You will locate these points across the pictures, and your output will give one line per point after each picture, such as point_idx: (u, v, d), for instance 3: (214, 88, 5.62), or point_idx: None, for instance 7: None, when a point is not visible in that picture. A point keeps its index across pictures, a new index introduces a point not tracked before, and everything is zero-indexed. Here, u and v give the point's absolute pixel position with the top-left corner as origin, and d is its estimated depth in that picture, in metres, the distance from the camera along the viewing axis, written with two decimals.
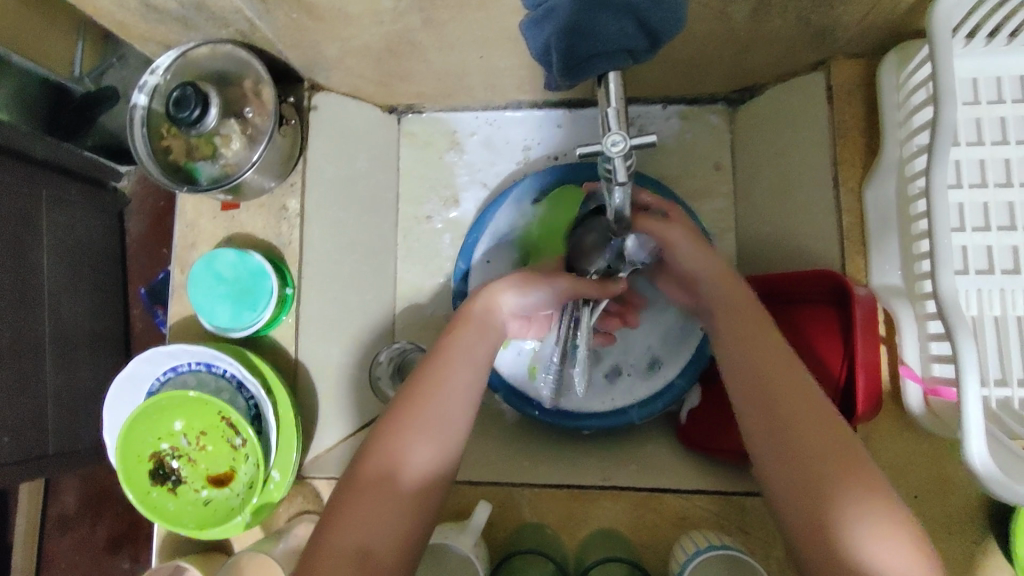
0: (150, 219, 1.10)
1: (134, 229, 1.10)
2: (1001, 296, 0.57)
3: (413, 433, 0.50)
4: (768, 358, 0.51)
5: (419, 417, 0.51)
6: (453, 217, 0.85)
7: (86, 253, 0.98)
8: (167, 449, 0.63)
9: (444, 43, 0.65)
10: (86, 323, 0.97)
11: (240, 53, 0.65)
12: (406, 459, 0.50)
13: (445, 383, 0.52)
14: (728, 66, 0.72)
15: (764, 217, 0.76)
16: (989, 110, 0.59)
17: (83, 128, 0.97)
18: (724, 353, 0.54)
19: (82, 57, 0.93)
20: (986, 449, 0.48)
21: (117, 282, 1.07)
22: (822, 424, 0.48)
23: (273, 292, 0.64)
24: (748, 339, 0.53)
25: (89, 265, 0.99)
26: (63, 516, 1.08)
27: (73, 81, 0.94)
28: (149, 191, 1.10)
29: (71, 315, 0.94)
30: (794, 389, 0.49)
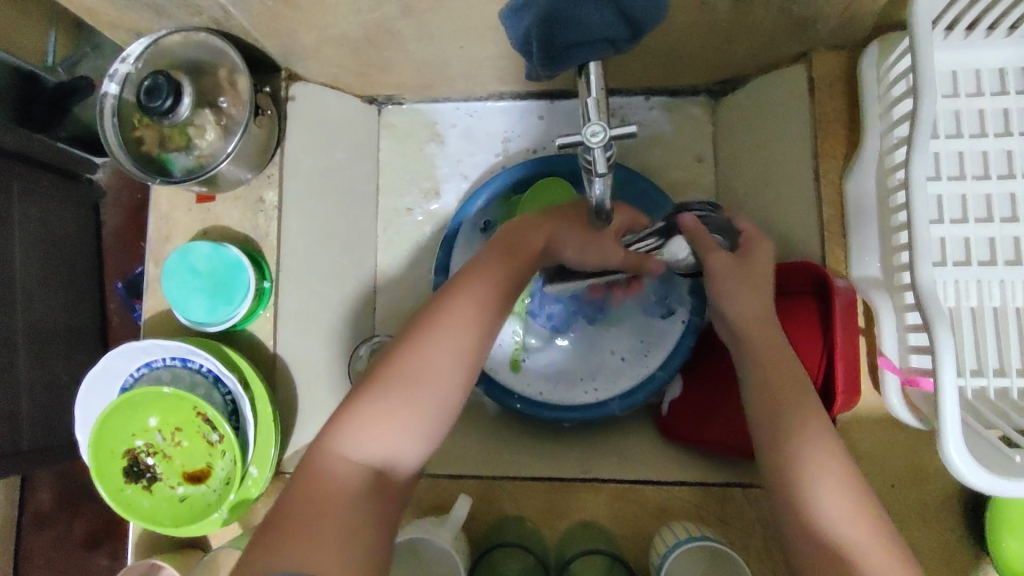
0: (126, 212, 1.08)
1: (110, 223, 1.08)
2: (978, 287, 0.57)
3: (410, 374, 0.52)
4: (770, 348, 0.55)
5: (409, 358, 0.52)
6: (434, 209, 0.84)
7: (59, 246, 0.96)
8: (142, 446, 0.61)
9: (424, 32, 0.64)
10: (61, 318, 0.95)
11: (216, 42, 0.63)
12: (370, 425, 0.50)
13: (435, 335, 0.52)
14: (711, 57, 0.72)
15: (746, 210, 0.76)
16: (967, 102, 0.60)
17: (56, 120, 0.95)
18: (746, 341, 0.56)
19: (55, 46, 0.90)
20: (962, 439, 0.49)
21: (92, 276, 1.05)
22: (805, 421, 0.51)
23: (250, 285, 0.63)
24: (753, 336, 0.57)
25: (62, 258, 0.97)
26: (40, 514, 1.06)
27: (45, 71, 0.91)
28: (126, 183, 1.08)
29: (45, 310, 0.92)
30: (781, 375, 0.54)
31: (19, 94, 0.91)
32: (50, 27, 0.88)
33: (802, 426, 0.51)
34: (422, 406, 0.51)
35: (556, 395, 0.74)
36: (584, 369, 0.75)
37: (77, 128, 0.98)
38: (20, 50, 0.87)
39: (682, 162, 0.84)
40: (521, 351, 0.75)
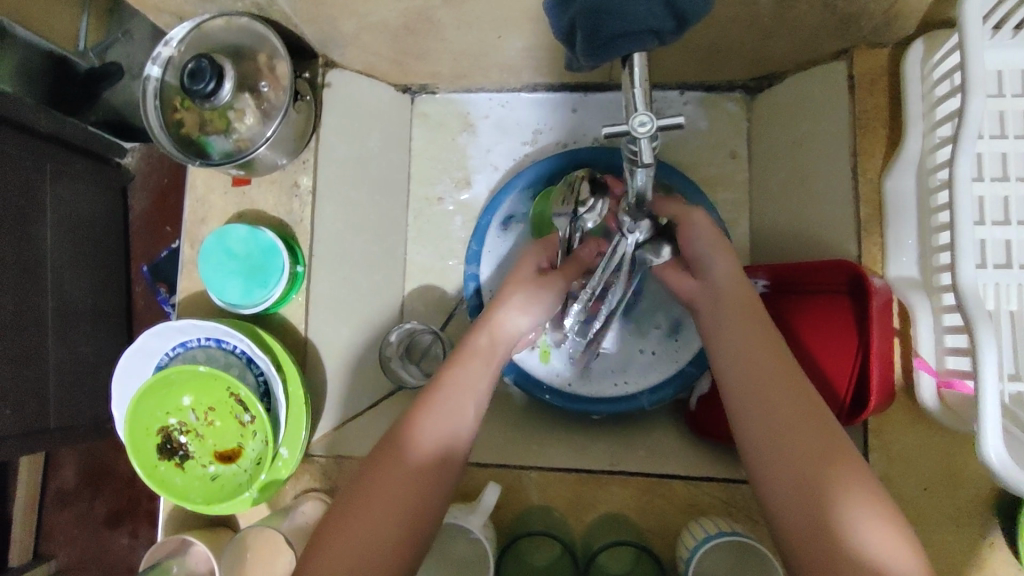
0: (154, 196, 1.10)
1: (138, 206, 1.09)
2: (1019, 291, 0.56)
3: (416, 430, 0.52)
4: (762, 373, 0.51)
5: (419, 418, 0.52)
6: (464, 199, 0.84)
7: (88, 228, 0.97)
8: (175, 423, 0.62)
9: (463, 21, 0.64)
10: (88, 299, 0.97)
11: (257, 26, 0.63)
12: (424, 442, 0.51)
13: (443, 398, 0.53)
14: (750, 53, 0.71)
15: (779, 208, 0.75)
16: (1014, 103, 0.59)
17: (84, 106, 0.96)
18: (731, 367, 0.53)
19: (86, 31, 0.93)
20: (1002, 443, 0.48)
21: (120, 258, 1.06)
22: (816, 450, 0.47)
23: (285, 269, 0.64)
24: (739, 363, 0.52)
25: (91, 240, 0.98)
26: (63, 490, 1.08)
27: (76, 56, 0.93)
28: (154, 167, 1.10)
29: (74, 290, 0.93)
30: (773, 400, 0.50)
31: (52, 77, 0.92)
32: (83, 12, 0.92)
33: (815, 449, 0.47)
34: (450, 423, 0.53)
35: (583, 388, 0.74)
36: (610, 362, 0.75)
37: (107, 114, 1.00)
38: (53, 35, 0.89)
39: (715, 158, 0.83)
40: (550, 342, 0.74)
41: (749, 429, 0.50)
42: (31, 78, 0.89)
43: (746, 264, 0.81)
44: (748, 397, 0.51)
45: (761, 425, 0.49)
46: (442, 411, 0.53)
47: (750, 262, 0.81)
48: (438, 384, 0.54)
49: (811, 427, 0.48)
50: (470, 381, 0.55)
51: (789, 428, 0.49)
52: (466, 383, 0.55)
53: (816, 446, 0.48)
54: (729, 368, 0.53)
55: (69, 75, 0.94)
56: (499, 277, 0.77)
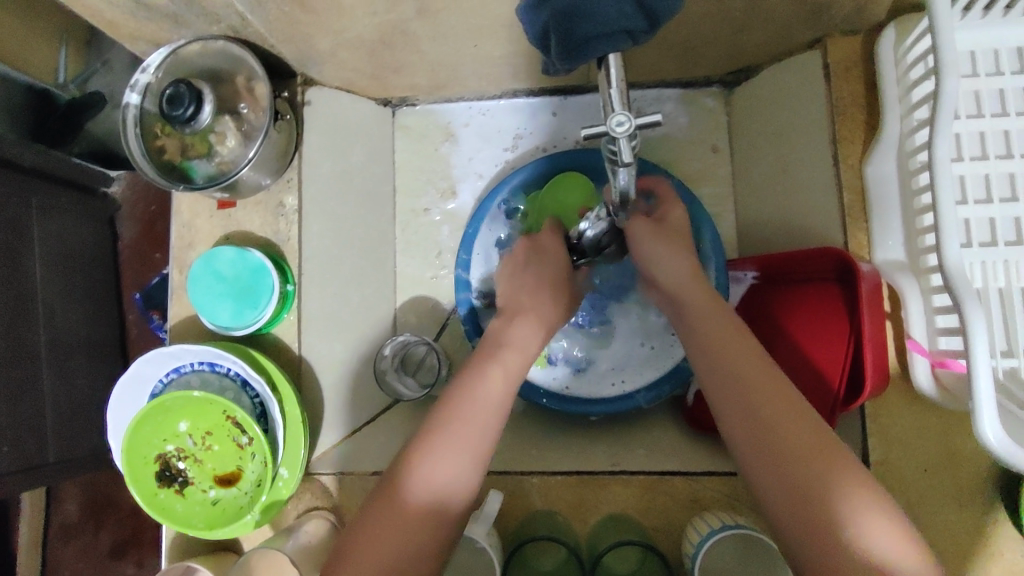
0: (141, 224, 1.09)
1: (126, 235, 1.09)
2: (1005, 267, 0.57)
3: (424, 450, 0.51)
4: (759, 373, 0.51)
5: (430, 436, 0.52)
6: (451, 209, 0.84)
7: (78, 261, 0.97)
8: (173, 450, 0.62)
9: (438, 33, 0.64)
10: (82, 330, 0.97)
11: (233, 48, 0.64)
12: (432, 458, 0.51)
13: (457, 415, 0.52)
14: (725, 48, 0.71)
15: (764, 199, 0.75)
16: (988, 82, 0.59)
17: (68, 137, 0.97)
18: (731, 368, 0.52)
19: (65, 62, 0.94)
20: (1000, 426, 0.48)
21: (112, 287, 1.06)
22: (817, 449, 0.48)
23: (274, 289, 0.64)
24: (728, 362, 0.52)
25: (81, 271, 0.98)
26: (66, 524, 1.07)
27: (57, 88, 0.94)
28: (140, 196, 1.10)
29: (66, 322, 0.93)
30: (772, 401, 0.50)
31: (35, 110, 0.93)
32: (61, 45, 0.93)
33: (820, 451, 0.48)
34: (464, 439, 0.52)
35: (581, 390, 0.74)
36: (605, 364, 0.75)
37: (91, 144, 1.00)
38: (33, 68, 0.90)
39: (697, 153, 0.84)
40: (546, 350, 0.75)
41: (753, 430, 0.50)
42: (14, 112, 0.89)
43: (735, 257, 0.82)
44: (750, 395, 0.51)
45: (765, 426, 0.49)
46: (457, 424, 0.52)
47: (738, 255, 0.81)
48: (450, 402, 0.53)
49: (816, 423, 0.49)
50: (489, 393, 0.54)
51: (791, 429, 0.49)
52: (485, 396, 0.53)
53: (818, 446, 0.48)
54: (726, 362, 0.53)
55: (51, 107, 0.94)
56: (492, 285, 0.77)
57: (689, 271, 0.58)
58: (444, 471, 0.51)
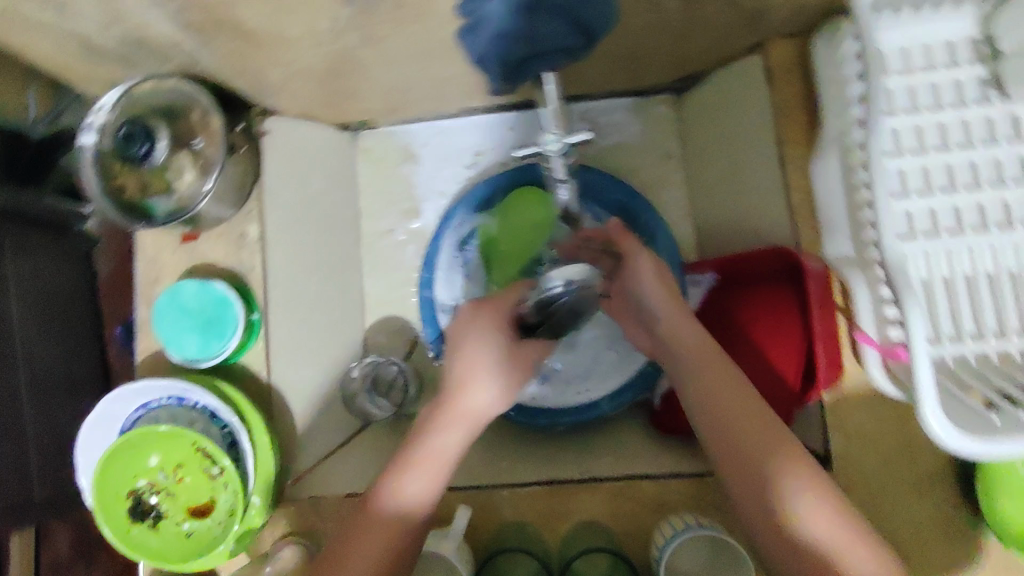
0: (118, 260, 1.10)
1: (104, 270, 1.09)
2: (948, 257, 0.59)
3: (406, 465, 0.53)
4: (721, 377, 0.55)
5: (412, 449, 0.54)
6: (415, 228, 0.85)
7: (54, 300, 0.98)
8: (145, 486, 0.62)
9: (386, 59, 0.66)
10: (63, 368, 0.97)
11: (187, 86, 0.65)
12: (411, 480, 0.53)
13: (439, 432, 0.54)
14: (670, 56, 0.73)
15: (719, 201, 0.77)
16: (922, 78, 0.61)
17: (42, 175, 0.98)
18: (700, 372, 0.56)
19: (35, 104, 0.91)
20: (944, 414, 0.50)
21: (93, 324, 1.06)
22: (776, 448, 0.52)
23: (239, 319, 0.64)
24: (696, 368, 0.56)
25: (60, 311, 0.98)
26: (56, 562, 1.06)
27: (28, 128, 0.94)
28: (114, 233, 1.10)
29: (44, 358, 0.93)
30: (733, 402, 0.54)
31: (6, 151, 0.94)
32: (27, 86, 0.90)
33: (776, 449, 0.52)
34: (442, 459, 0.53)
35: (548, 400, 0.75)
36: (569, 373, 0.77)
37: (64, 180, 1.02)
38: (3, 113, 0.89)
39: (653, 159, 0.85)
40: None
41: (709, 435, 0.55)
42: None
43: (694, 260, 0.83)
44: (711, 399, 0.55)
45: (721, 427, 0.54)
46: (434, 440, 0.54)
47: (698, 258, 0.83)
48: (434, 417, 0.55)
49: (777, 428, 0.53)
50: (469, 411, 0.55)
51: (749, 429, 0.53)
52: (468, 411, 0.55)
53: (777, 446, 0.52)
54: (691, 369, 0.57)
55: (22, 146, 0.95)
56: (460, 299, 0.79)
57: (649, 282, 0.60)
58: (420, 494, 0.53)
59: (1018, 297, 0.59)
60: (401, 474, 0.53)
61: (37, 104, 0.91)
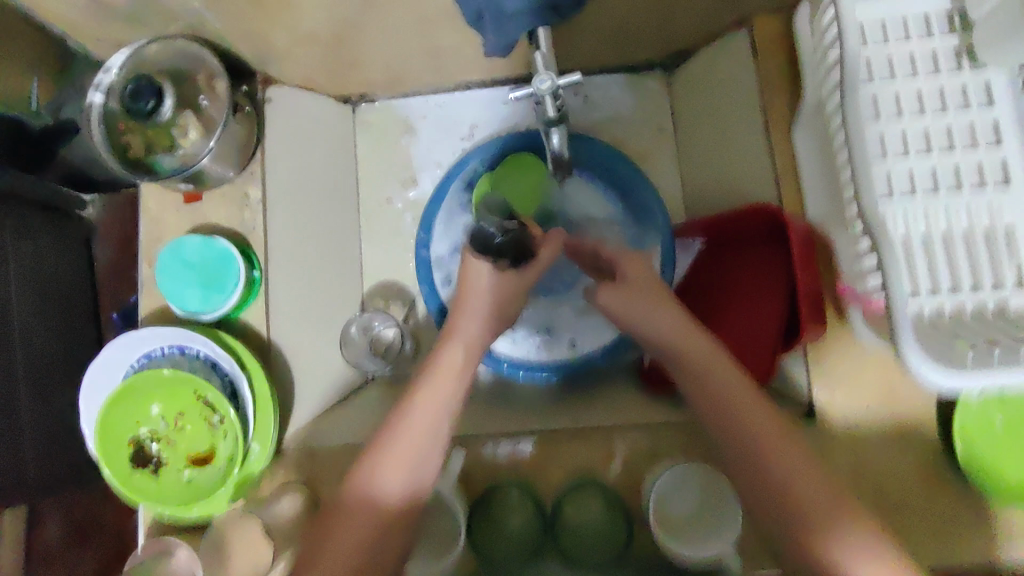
0: (118, 243, 1.14)
1: (102, 256, 1.13)
2: (926, 217, 0.62)
3: (387, 466, 0.53)
4: (740, 399, 0.56)
5: (391, 443, 0.54)
6: (413, 198, 0.88)
7: (51, 280, 0.98)
8: (146, 433, 0.64)
9: (386, 24, 0.68)
10: (58, 344, 0.97)
11: (194, 48, 0.67)
12: (390, 477, 0.53)
13: (417, 418, 0.54)
14: (659, 26, 0.76)
15: (707, 171, 0.80)
16: (899, 48, 0.63)
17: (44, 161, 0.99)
18: (724, 393, 0.57)
19: (38, 92, 0.94)
20: (915, 350, 0.53)
21: (89, 303, 1.08)
22: (808, 477, 0.52)
23: (241, 276, 0.66)
24: (721, 392, 0.57)
25: (56, 289, 0.99)
26: (48, 551, 1.07)
27: (30, 116, 0.95)
28: (115, 218, 1.14)
29: (42, 340, 0.93)
30: (761, 424, 0.55)
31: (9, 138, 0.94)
32: (31, 76, 0.92)
33: (804, 477, 0.52)
34: (421, 446, 0.54)
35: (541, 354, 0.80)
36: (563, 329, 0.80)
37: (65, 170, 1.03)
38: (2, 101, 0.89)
39: (644, 133, 0.88)
40: None
41: (737, 458, 0.55)
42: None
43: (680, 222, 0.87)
44: (738, 422, 0.55)
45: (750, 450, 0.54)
46: (410, 430, 0.54)
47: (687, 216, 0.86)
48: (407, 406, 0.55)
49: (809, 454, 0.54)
50: (437, 397, 0.55)
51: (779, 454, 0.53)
52: (438, 396, 0.56)
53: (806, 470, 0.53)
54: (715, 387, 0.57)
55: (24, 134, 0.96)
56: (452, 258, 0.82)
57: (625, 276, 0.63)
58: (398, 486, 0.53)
59: (994, 255, 0.61)
60: (385, 459, 0.53)
61: (39, 93, 0.94)
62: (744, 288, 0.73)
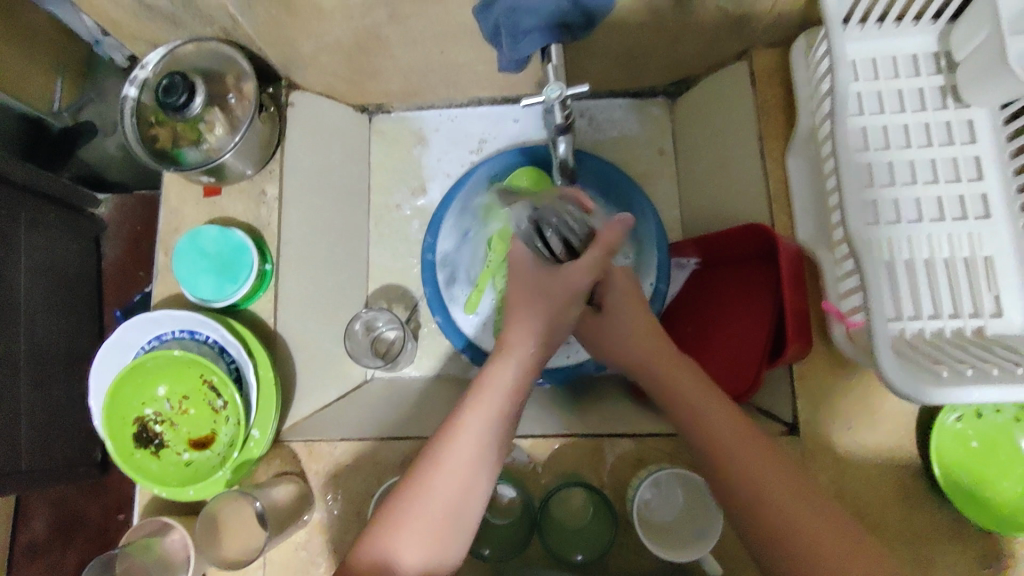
0: (125, 245, 1.15)
1: (111, 254, 1.14)
2: (909, 243, 0.64)
3: (401, 531, 0.53)
4: (755, 463, 0.55)
5: (409, 507, 0.54)
6: (420, 205, 0.91)
7: (62, 275, 1.00)
8: (151, 414, 0.66)
9: (409, 38, 0.72)
10: (63, 341, 0.97)
11: (227, 50, 0.71)
12: (405, 541, 0.53)
13: (437, 479, 0.54)
14: (665, 56, 0.80)
15: (703, 194, 0.84)
16: (887, 84, 0.68)
17: (60, 162, 1.04)
18: (740, 455, 0.55)
19: (62, 92, 1.01)
20: (892, 361, 0.55)
21: (96, 299, 1.08)
22: (832, 546, 0.51)
23: (254, 266, 0.69)
24: (729, 452, 0.56)
25: (65, 285, 1.00)
26: (33, 544, 1.07)
27: (52, 116, 1.01)
28: (125, 217, 1.15)
29: (47, 334, 0.94)
30: (780, 491, 0.53)
31: (28, 137, 0.99)
32: (57, 77, 0.99)
33: (830, 548, 0.50)
34: (440, 507, 0.54)
35: None
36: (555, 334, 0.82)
37: (80, 170, 1.07)
38: (26, 96, 0.95)
39: (645, 156, 0.92)
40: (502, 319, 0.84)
41: (755, 526, 0.53)
42: (9, 139, 0.96)
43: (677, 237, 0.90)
44: (754, 484, 0.54)
45: (769, 519, 0.53)
46: (431, 489, 0.54)
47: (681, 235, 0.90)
48: (426, 466, 0.55)
49: (834, 523, 0.52)
50: (461, 450, 0.55)
51: (798, 523, 0.52)
52: (464, 445, 0.55)
53: (832, 542, 0.51)
54: (726, 450, 0.56)
55: (44, 134, 1.02)
56: (455, 262, 0.85)
57: (631, 291, 0.67)
58: (418, 549, 0.53)
59: (974, 283, 0.64)
60: (403, 530, 0.53)
61: (63, 93, 1.01)
62: (732, 303, 0.75)
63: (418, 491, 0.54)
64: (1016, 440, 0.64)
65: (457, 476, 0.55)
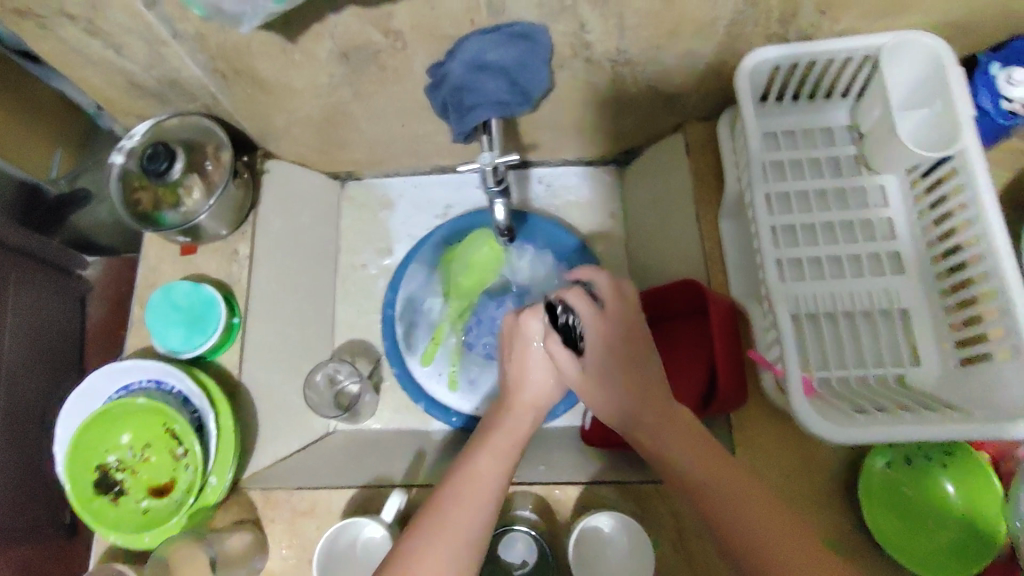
0: (110, 304, 1.12)
1: (94, 316, 1.11)
2: (831, 297, 0.69)
3: (417, 563, 0.52)
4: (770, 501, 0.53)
5: (422, 542, 0.54)
6: (386, 264, 0.96)
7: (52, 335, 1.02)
8: (112, 462, 0.68)
9: (373, 113, 0.79)
10: (41, 403, 0.98)
11: (205, 122, 0.78)
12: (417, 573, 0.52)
13: (452, 512, 0.55)
14: (611, 129, 0.87)
15: (650, 254, 0.89)
16: (806, 154, 0.74)
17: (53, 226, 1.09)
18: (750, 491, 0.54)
19: (59, 162, 1.09)
20: (808, 406, 0.59)
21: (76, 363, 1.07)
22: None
23: (222, 319, 0.73)
24: (741, 483, 0.54)
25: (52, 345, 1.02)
26: None
27: (47, 183, 1.08)
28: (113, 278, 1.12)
29: (26, 393, 0.95)
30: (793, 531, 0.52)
31: (22, 204, 1.05)
32: (57, 149, 1.08)
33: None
34: (455, 542, 0.54)
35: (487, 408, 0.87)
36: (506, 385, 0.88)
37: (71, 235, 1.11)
38: (24, 165, 1.04)
39: (598, 220, 0.98)
40: (458, 372, 0.89)
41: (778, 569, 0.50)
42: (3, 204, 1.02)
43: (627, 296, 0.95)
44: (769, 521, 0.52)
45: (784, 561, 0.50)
46: (448, 525, 0.55)
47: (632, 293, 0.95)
48: (441, 502, 0.56)
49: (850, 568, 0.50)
50: (477, 487, 0.57)
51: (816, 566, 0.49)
52: (479, 483, 0.57)
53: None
54: (736, 485, 0.54)
55: (40, 200, 1.08)
56: (414, 316, 0.91)
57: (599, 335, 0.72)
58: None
59: (892, 333, 0.69)
60: (416, 562, 0.52)
61: (60, 165, 1.09)
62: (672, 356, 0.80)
63: (433, 525, 0.54)
64: (941, 484, 0.67)
65: (471, 511, 0.56)
